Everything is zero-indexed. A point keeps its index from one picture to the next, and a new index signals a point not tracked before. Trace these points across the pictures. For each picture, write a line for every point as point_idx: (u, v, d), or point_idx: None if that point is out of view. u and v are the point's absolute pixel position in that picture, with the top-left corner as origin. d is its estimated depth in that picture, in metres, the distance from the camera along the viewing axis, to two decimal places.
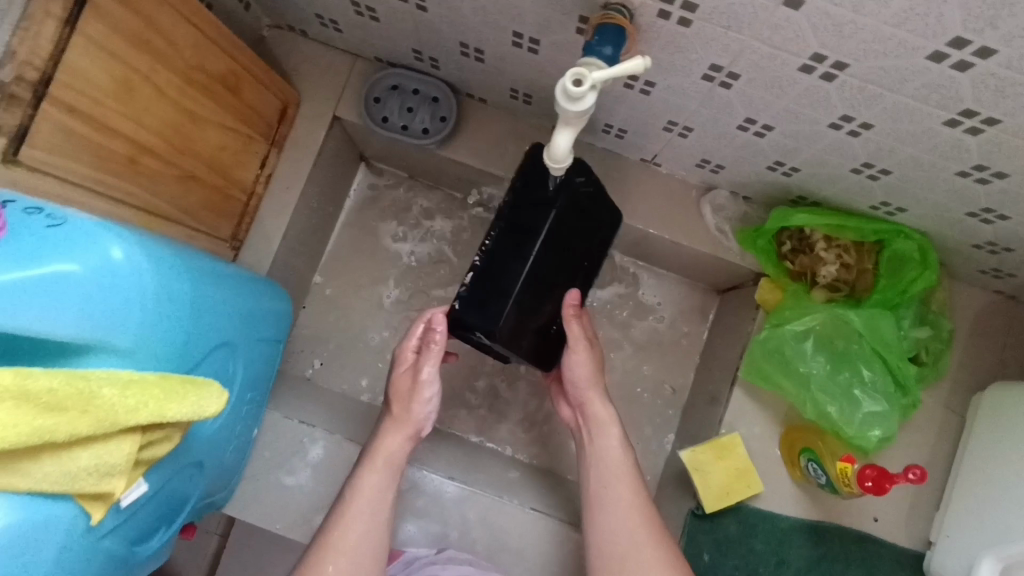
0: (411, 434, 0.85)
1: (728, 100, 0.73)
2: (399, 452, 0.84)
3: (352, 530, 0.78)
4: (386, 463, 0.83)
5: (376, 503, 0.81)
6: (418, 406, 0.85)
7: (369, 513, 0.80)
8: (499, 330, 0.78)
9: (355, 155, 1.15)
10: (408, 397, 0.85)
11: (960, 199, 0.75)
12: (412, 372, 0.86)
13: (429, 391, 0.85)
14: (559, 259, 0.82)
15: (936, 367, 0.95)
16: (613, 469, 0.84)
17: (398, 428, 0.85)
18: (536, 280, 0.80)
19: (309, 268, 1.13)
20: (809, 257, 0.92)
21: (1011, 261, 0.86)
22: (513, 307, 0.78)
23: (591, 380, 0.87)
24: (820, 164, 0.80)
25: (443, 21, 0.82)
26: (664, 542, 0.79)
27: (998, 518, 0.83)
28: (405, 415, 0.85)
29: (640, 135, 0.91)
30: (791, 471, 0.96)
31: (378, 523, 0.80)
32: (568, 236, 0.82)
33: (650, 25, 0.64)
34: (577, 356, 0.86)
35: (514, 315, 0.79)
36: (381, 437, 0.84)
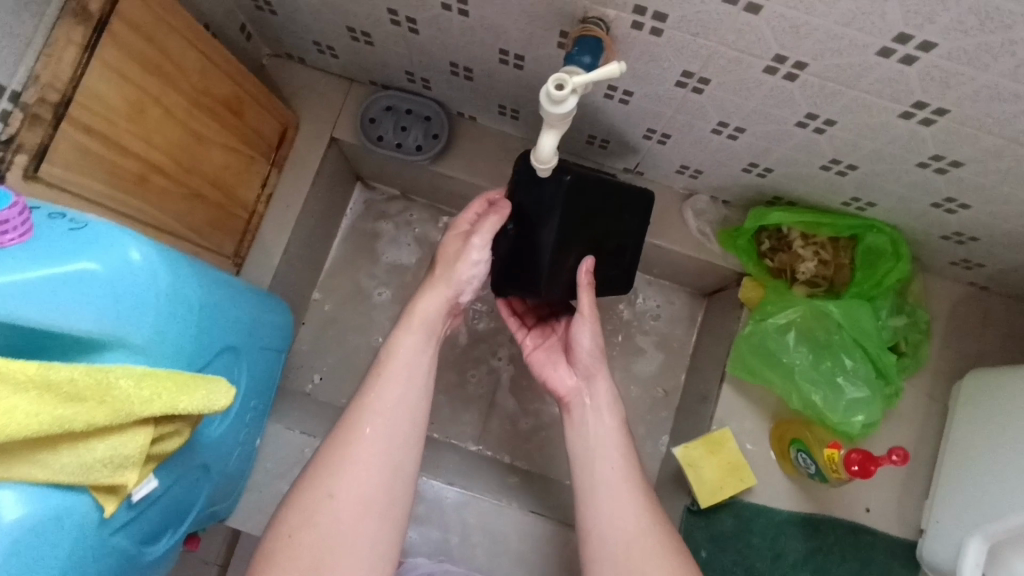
0: (450, 296, 0.82)
1: (701, 105, 0.78)
2: (434, 314, 0.81)
3: (390, 390, 0.77)
4: (422, 322, 0.81)
5: (414, 362, 0.79)
6: (464, 266, 0.82)
7: (407, 373, 0.78)
8: (568, 179, 0.78)
9: (351, 175, 1.20)
10: (455, 257, 0.82)
11: (923, 190, 0.81)
12: (465, 238, 0.84)
13: (477, 254, 0.82)
14: (610, 216, 0.86)
15: (916, 356, 0.99)
16: (611, 444, 0.81)
17: (435, 290, 0.82)
18: (599, 201, 0.84)
19: (308, 285, 1.16)
20: (788, 255, 0.97)
21: (978, 249, 0.91)
22: (586, 182, 0.81)
23: (599, 352, 0.86)
24: (792, 163, 0.85)
25: (433, 42, 0.87)
26: (651, 499, 0.78)
27: (987, 496, 0.85)
28: (449, 272, 0.82)
29: (622, 144, 0.96)
30: (782, 463, 0.98)
31: (415, 385, 0.78)
32: (621, 225, 0.88)
33: (626, 36, 0.70)
34: (586, 326, 0.86)
35: (582, 184, 0.80)
36: (422, 295, 0.82)
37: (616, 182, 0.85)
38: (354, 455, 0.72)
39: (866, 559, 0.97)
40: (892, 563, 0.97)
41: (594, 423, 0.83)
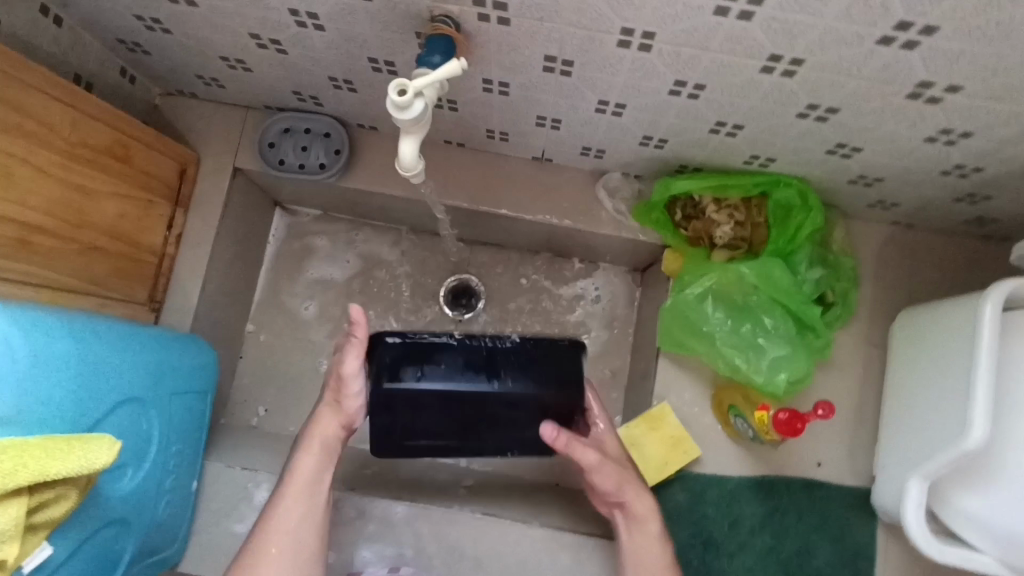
0: (344, 424, 0.82)
1: (575, 86, 0.77)
2: (333, 439, 0.82)
3: (293, 511, 0.78)
4: (321, 448, 0.81)
5: (314, 485, 0.80)
6: (349, 400, 0.81)
7: (310, 494, 0.80)
8: (384, 390, 0.75)
9: (268, 202, 1.18)
10: (337, 388, 0.80)
11: (814, 139, 0.79)
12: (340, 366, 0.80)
13: (356, 384, 0.79)
14: (473, 415, 0.78)
15: (846, 304, 0.97)
16: (654, 566, 0.83)
17: (333, 413, 0.82)
18: (446, 405, 0.77)
19: (239, 318, 1.15)
20: (701, 222, 0.96)
21: (887, 190, 0.90)
22: (419, 389, 0.75)
23: (621, 484, 0.84)
24: (682, 131, 0.83)
25: (305, 60, 0.86)
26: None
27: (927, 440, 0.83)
28: (338, 405, 0.82)
29: (520, 134, 0.95)
30: (726, 430, 0.97)
31: (318, 504, 0.80)
32: (510, 422, 0.79)
33: (477, 29, 0.68)
34: (598, 473, 0.83)
35: (407, 393, 0.76)
36: (313, 425, 0.82)
37: (484, 387, 0.76)
38: (263, 574, 0.75)
39: (822, 514, 0.96)
40: (849, 513, 0.96)
41: (636, 539, 0.84)
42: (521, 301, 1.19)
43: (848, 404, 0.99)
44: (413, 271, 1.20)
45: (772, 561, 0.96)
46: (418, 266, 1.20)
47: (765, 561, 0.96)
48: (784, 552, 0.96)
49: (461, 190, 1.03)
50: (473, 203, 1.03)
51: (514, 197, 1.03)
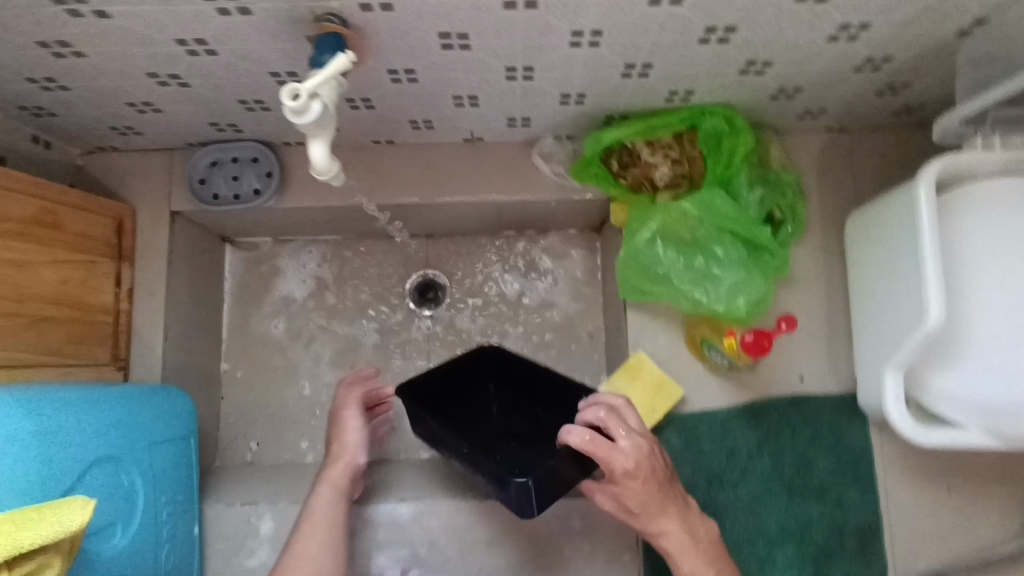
0: (350, 463, 0.89)
1: (478, 57, 0.77)
2: (342, 479, 0.87)
3: (311, 548, 0.81)
4: (330, 485, 0.86)
5: (331, 518, 0.84)
6: (348, 436, 0.90)
7: (328, 532, 0.83)
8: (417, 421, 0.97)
9: (216, 239, 1.17)
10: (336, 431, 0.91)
11: (724, 62, 0.79)
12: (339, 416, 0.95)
13: (352, 422, 0.92)
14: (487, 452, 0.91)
15: (797, 219, 0.97)
16: None
17: (335, 463, 0.89)
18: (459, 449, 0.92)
19: (211, 359, 1.15)
20: (639, 167, 0.96)
21: (810, 98, 0.90)
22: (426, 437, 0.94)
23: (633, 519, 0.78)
24: (597, 81, 0.83)
25: (211, 88, 0.85)
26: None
27: (897, 331, 0.84)
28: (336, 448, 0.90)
29: (442, 118, 0.94)
30: (706, 364, 0.98)
31: (334, 542, 0.82)
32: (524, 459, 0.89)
33: (364, 21, 0.68)
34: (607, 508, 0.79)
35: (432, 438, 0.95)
36: (325, 472, 0.88)
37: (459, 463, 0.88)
38: None
39: (816, 425, 0.97)
40: (841, 420, 0.97)
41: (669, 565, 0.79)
42: (486, 284, 1.19)
43: (818, 315, 0.99)
44: (373, 277, 1.19)
45: (775, 482, 0.96)
46: (377, 271, 1.20)
47: (769, 483, 0.96)
48: (785, 471, 0.96)
49: (400, 187, 1.03)
50: (414, 197, 1.02)
51: (453, 183, 1.02)
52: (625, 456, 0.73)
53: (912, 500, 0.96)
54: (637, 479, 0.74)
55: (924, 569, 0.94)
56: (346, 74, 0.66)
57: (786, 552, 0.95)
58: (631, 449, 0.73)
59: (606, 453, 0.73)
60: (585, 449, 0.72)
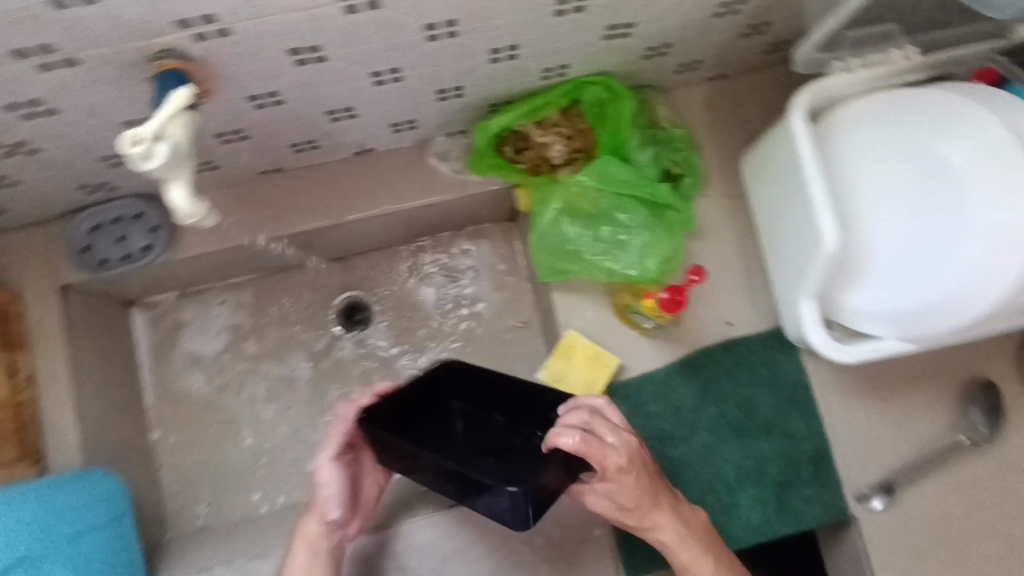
0: (321, 519, 0.82)
1: (339, 67, 0.74)
2: (318, 535, 0.82)
3: None
4: (305, 542, 0.81)
5: None
6: (319, 489, 0.81)
7: None
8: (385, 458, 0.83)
9: (118, 303, 1.10)
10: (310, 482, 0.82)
11: (586, 32, 0.78)
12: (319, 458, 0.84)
13: (324, 472, 0.81)
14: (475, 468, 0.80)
15: (695, 169, 0.98)
16: None
17: (310, 513, 0.82)
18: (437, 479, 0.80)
19: (138, 430, 1.08)
20: (533, 149, 0.95)
21: (683, 52, 0.90)
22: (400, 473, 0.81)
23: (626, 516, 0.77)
24: (469, 72, 0.81)
25: (65, 149, 0.79)
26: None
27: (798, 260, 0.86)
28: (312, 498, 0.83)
29: (324, 135, 0.91)
30: (637, 329, 0.99)
31: None
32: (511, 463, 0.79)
33: (204, 49, 0.64)
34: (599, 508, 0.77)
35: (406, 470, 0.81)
36: (300, 525, 0.82)
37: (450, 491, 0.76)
38: None
39: (752, 366, 0.99)
40: (775, 355, 0.99)
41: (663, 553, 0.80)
42: (411, 293, 1.16)
43: (735, 260, 1.00)
44: (293, 310, 1.14)
45: (724, 428, 0.98)
46: (296, 303, 1.15)
47: (717, 430, 0.98)
48: (731, 414, 0.98)
49: (299, 214, 0.99)
50: (316, 221, 0.99)
51: (352, 200, 0.99)
52: (616, 453, 0.70)
53: (852, 417, 0.99)
54: (630, 474, 0.72)
55: (876, 479, 0.98)
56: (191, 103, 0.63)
57: (747, 493, 0.97)
58: (620, 445, 0.71)
59: (598, 455, 0.69)
60: (578, 451, 0.68)
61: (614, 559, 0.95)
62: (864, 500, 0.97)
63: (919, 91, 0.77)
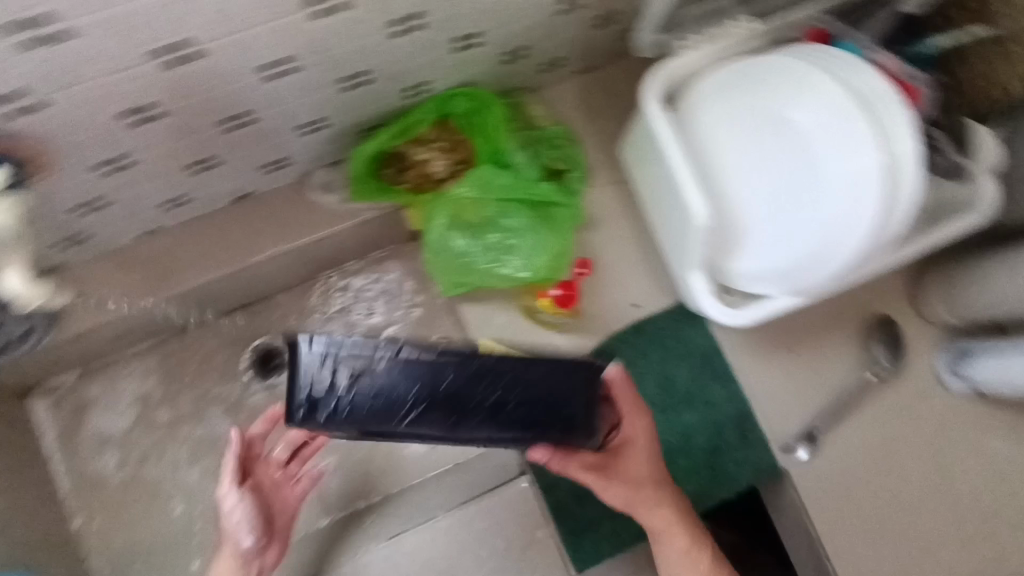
0: (233, 551, 0.84)
1: (183, 117, 0.72)
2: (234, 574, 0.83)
3: None
4: None
5: None
6: (228, 521, 0.83)
7: None
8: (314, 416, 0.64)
9: (13, 392, 1.04)
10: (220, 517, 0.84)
11: (432, 48, 0.78)
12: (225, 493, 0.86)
13: (229, 502, 0.83)
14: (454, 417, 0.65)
15: (579, 161, 0.99)
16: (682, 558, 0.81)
17: (225, 550, 0.84)
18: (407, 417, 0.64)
19: (55, 521, 1.02)
20: (414, 167, 0.94)
21: (543, 52, 0.91)
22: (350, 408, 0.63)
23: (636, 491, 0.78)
24: (326, 100, 0.80)
25: None
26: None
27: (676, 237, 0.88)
28: (224, 532, 0.84)
29: (194, 186, 0.88)
30: (548, 327, 1.00)
31: None
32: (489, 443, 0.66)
33: (23, 123, 0.61)
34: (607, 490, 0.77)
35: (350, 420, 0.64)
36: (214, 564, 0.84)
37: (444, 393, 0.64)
38: None
39: (663, 344, 1.01)
40: (684, 328, 1.02)
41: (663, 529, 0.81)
42: (325, 329, 1.13)
43: (631, 242, 1.02)
44: (206, 367, 1.11)
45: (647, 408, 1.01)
46: (208, 360, 1.11)
47: None
48: (652, 393, 1.01)
49: (186, 271, 0.96)
50: (204, 276, 0.96)
51: (239, 247, 0.97)
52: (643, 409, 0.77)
53: (765, 373, 1.02)
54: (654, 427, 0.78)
55: (799, 429, 1.01)
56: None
57: (678, 465, 1.00)
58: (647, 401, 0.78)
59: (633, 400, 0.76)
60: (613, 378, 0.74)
61: (560, 551, 1.00)
62: (791, 451, 0.99)
63: (756, 58, 0.78)
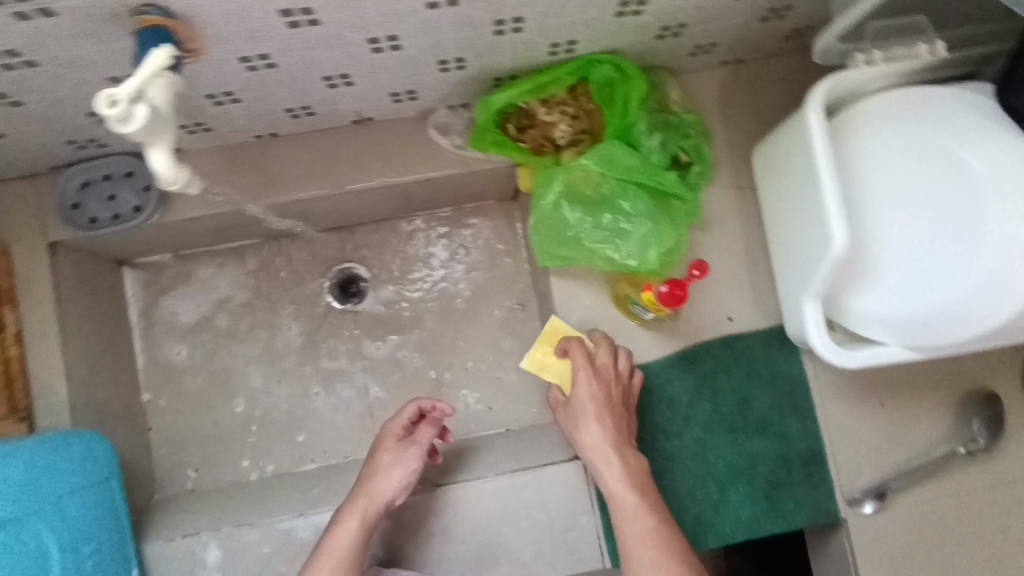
0: (385, 501, 0.86)
1: (334, 32, 0.70)
2: (371, 511, 0.84)
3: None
4: (360, 513, 0.84)
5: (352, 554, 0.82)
6: (395, 478, 0.87)
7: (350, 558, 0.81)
8: None
9: (110, 264, 1.08)
10: (387, 469, 0.88)
11: (593, 7, 0.74)
12: (401, 444, 0.91)
13: (409, 466, 0.89)
14: None
15: (705, 160, 0.94)
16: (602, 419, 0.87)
17: (371, 496, 0.85)
18: None
19: (129, 393, 1.07)
20: (537, 127, 0.92)
21: (697, 33, 0.86)
22: None
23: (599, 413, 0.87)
24: (470, 43, 0.78)
25: (49, 103, 0.77)
26: (593, 416, 0.87)
27: (802, 260, 0.81)
28: (374, 484, 0.87)
29: (321, 102, 0.88)
30: (634, 320, 0.96)
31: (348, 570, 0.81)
32: None
33: (191, 8, 0.62)
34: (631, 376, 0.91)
35: None
36: (353, 502, 0.85)
37: None
38: None
39: (749, 362, 0.96)
40: (774, 353, 0.96)
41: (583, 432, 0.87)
42: (409, 269, 1.14)
43: (738, 251, 0.97)
44: (288, 280, 1.13)
45: (719, 424, 0.95)
46: (292, 273, 1.13)
47: (713, 427, 0.95)
48: (725, 412, 0.95)
49: (294, 182, 0.96)
50: (311, 192, 0.96)
51: (350, 169, 0.96)
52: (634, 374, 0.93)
53: (849, 417, 0.96)
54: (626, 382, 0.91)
55: (869, 483, 0.95)
56: (174, 63, 0.60)
57: (737, 490, 0.94)
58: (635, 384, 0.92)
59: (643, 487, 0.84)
60: None
61: (600, 542, 0.94)
62: (856, 505, 0.93)
63: (929, 92, 0.74)
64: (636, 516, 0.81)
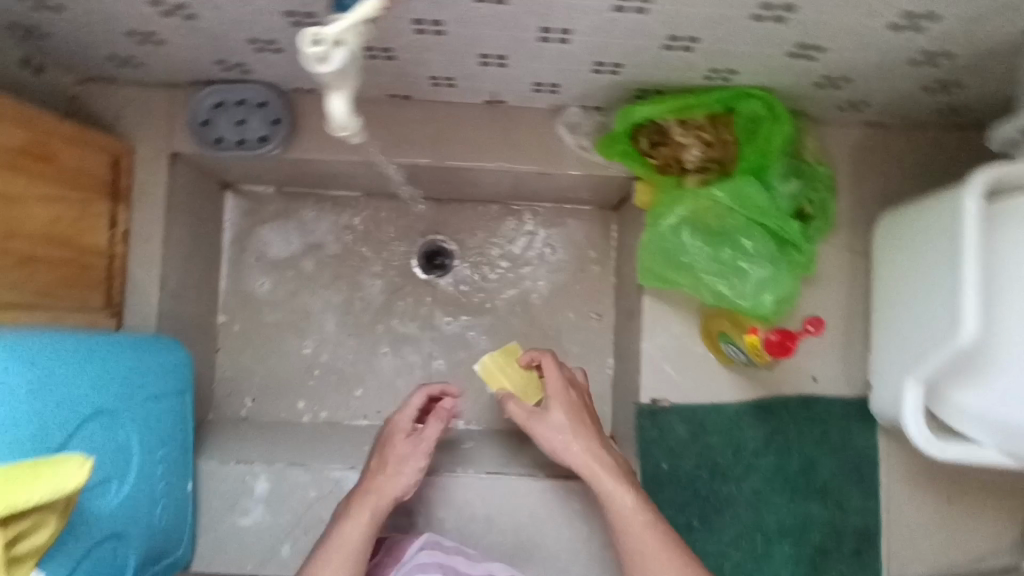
0: (396, 495, 0.81)
1: (514, 14, 0.71)
2: (382, 503, 0.80)
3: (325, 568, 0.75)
4: (373, 506, 0.79)
5: (361, 544, 0.77)
6: (405, 470, 0.83)
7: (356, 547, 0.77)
8: None
9: (216, 185, 1.10)
10: (398, 461, 0.83)
11: (770, 43, 0.73)
12: (411, 438, 0.86)
13: (419, 460, 0.84)
14: None
15: (826, 216, 0.92)
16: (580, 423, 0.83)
17: (387, 485, 0.81)
18: None
19: (207, 312, 1.09)
20: (669, 147, 0.91)
21: (857, 89, 0.84)
22: None
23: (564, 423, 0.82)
24: (635, 52, 0.77)
25: (218, 23, 0.78)
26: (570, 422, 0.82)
27: (918, 339, 0.79)
28: (384, 475, 0.82)
29: (467, 77, 0.89)
30: (720, 358, 0.95)
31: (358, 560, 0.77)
32: None
33: None
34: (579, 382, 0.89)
35: None
36: (362, 490, 0.81)
37: None
38: None
39: (824, 426, 0.94)
40: (850, 422, 0.95)
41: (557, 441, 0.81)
42: (497, 255, 1.15)
43: (837, 314, 0.95)
44: (379, 239, 1.14)
45: (779, 480, 0.94)
46: (384, 233, 1.14)
47: (773, 481, 0.94)
48: (789, 469, 0.94)
49: (417, 147, 0.97)
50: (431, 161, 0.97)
51: (474, 147, 0.97)
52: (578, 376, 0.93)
53: (912, 506, 0.94)
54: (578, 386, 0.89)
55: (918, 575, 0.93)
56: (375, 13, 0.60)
57: (783, 548, 0.93)
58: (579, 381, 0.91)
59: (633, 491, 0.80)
60: None
61: None
62: None
63: None
64: (644, 526, 0.76)
